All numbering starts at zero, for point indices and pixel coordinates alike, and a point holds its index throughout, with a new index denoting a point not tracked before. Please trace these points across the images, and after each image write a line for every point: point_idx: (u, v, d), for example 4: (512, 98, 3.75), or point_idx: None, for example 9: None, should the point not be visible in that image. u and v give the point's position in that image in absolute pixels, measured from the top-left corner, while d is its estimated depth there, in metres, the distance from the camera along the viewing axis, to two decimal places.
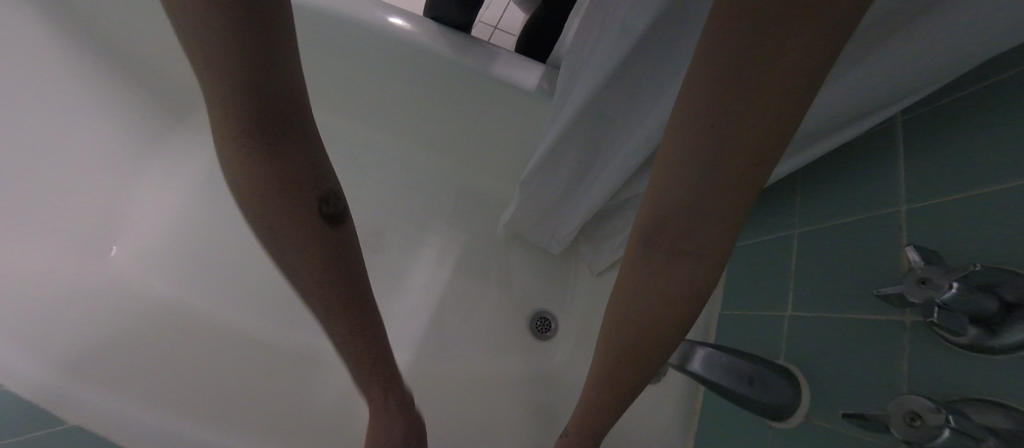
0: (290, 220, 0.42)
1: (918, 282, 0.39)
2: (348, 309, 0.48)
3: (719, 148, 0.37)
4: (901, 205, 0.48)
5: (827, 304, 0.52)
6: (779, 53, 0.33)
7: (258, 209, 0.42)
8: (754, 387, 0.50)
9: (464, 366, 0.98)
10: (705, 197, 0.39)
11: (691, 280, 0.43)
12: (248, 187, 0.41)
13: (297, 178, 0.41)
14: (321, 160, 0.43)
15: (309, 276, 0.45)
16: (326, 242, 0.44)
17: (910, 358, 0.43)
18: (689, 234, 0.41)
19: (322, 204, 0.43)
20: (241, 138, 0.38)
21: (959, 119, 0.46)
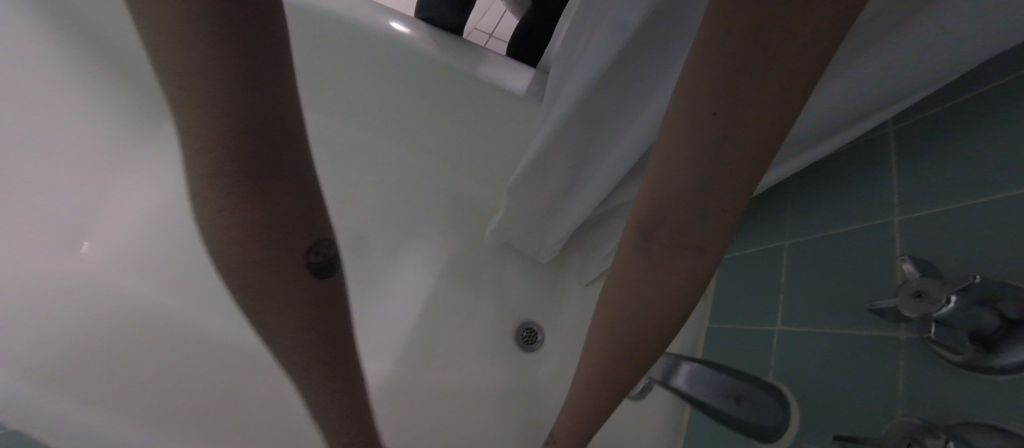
0: (270, 276, 0.32)
1: (913, 296, 0.36)
2: (333, 379, 0.38)
3: (716, 137, 0.32)
4: (896, 215, 0.46)
5: (819, 318, 0.50)
6: (782, 41, 0.28)
7: (228, 263, 0.32)
8: (741, 405, 0.46)
9: (445, 376, 0.95)
10: (700, 191, 0.34)
11: (685, 282, 0.38)
12: (220, 232, 0.30)
13: (284, 223, 0.31)
14: (316, 198, 0.33)
15: (284, 342, 0.35)
16: (312, 303, 0.34)
17: (902, 377, 0.40)
18: (683, 232, 0.36)
19: (309, 254, 0.34)
20: (214, 168, 0.28)
21: (956, 127, 0.44)
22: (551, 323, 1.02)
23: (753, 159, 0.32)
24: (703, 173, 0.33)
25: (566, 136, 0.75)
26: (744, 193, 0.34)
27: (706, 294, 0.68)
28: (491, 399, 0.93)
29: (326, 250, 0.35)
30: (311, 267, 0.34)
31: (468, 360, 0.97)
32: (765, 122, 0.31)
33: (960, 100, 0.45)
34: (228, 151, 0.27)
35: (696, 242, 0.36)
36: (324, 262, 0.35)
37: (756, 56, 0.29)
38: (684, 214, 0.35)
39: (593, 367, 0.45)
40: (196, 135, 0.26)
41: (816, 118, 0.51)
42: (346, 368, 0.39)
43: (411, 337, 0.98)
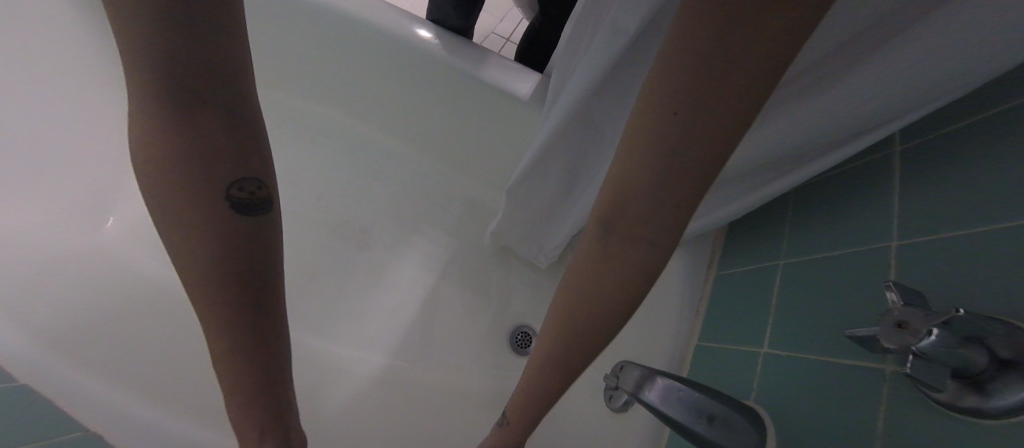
0: (189, 204, 0.32)
1: (894, 326, 0.34)
2: (245, 341, 0.36)
3: (679, 132, 0.31)
4: (892, 239, 0.44)
5: (806, 342, 0.47)
6: (754, 39, 0.28)
7: (152, 185, 0.32)
8: (714, 427, 0.44)
9: (437, 375, 0.94)
10: (661, 186, 0.33)
11: (639, 272, 0.37)
12: (144, 150, 0.31)
13: (210, 150, 0.32)
14: (254, 135, 0.34)
15: (194, 286, 0.34)
16: (231, 243, 0.33)
17: (885, 412, 0.38)
18: (640, 224, 0.35)
19: (233, 189, 0.33)
20: (144, 86, 0.29)
21: (959, 150, 0.42)
22: None
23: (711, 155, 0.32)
24: (664, 167, 0.33)
25: (562, 140, 0.74)
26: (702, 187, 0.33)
27: (699, 310, 0.67)
28: (481, 401, 0.92)
29: (256, 190, 0.35)
30: (233, 204, 0.34)
31: (460, 360, 0.96)
32: (727, 118, 0.31)
33: (969, 119, 0.42)
34: (156, 71, 0.28)
35: (653, 235, 0.35)
36: (252, 202, 0.34)
37: (721, 55, 0.29)
38: (643, 208, 0.35)
39: (546, 366, 0.43)
40: (126, 50, 0.28)
41: (810, 126, 0.50)
42: (264, 330, 0.36)
43: (405, 334, 0.98)
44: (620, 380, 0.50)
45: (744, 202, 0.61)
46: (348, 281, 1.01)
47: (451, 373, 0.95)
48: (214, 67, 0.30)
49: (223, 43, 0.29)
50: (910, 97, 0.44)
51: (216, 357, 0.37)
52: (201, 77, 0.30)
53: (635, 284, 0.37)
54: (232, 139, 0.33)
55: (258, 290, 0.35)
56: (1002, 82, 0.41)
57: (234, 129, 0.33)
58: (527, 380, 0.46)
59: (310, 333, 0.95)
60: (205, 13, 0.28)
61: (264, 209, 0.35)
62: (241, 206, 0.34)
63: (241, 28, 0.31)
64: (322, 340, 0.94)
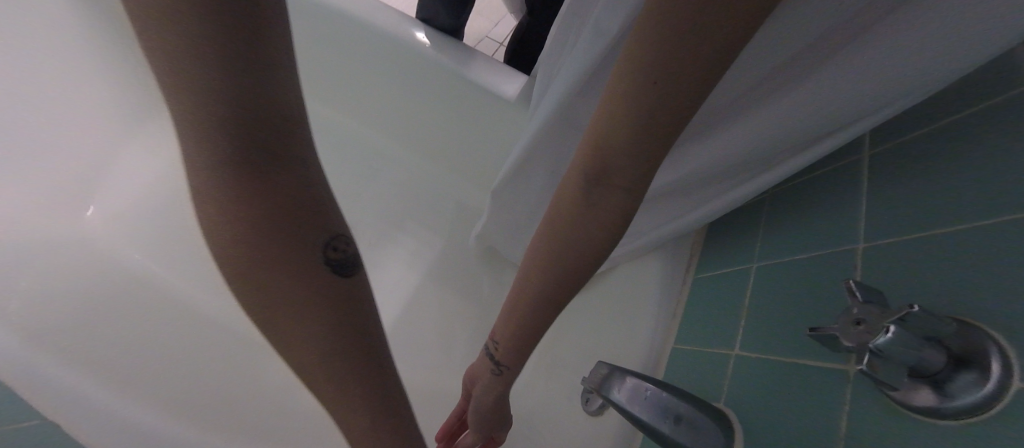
0: (290, 283, 0.31)
1: (852, 323, 0.34)
2: (374, 397, 0.36)
3: (653, 102, 0.36)
4: (860, 241, 0.44)
5: (775, 344, 0.47)
6: (718, 22, 0.32)
7: (248, 275, 0.30)
8: (680, 427, 0.43)
9: (417, 374, 0.93)
10: (638, 148, 0.39)
11: (618, 216, 0.43)
12: (234, 244, 0.29)
13: (302, 221, 0.30)
14: (326, 191, 0.32)
15: (319, 360, 0.34)
16: (339, 306, 0.33)
17: (849, 416, 0.38)
18: (617, 179, 0.41)
19: (328, 252, 0.32)
20: (217, 171, 0.27)
21: (926, 154, 0.42)
22: None
23: (677, 118, 0.37)
24: (639, 132, 0.38)
25: (544, 142, 0.74)
26: (668, 145, 0.39)
27: (674, 314, 0.66)
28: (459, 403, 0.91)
29: (346, 247, 0.34)
30: (331, 266, 0.33)
31: (440, 361, 0.95)
32: (691, 90, 0.36)
33: (938, 124, 0.43)
34: (232, 148, 0.26)
35: (627, 187, 0.41)
36: (345, 260, 0.34)
37: (691, 34, 0.33)
38: (620, 166, 0.40)
39: (534, 303, 0.50)
40: (198, 136, 0.25)
41: (778, 124, 0.52)
42: (385, 378, 0.37)
43: (387, 334, 0.97)
44: (590, 380, 0.50)
45: (719, 203, 0.62)
46: None
47: (431, 373, 0.93)
48: (289, 139, 0.28)
49: (287, 97, 0.28)
50: (874, 100, 0.45)
51: (347, 422, 0.37)
52: (279, 148, 0.28)
53: (614, 221, 0.44)
54: (317, 205, 0.31)
55: (373, 340, 0.36)
56: (970, 89, 0.41)
57: (313, 192, 0.31)
58: (515, 320, 0.52)
59: None
60: (261, 70, 0.26)
61: (354, 263, 0.35)
62: (336, 266, 0.33)
63: (293, 77, 0.28)
64: None
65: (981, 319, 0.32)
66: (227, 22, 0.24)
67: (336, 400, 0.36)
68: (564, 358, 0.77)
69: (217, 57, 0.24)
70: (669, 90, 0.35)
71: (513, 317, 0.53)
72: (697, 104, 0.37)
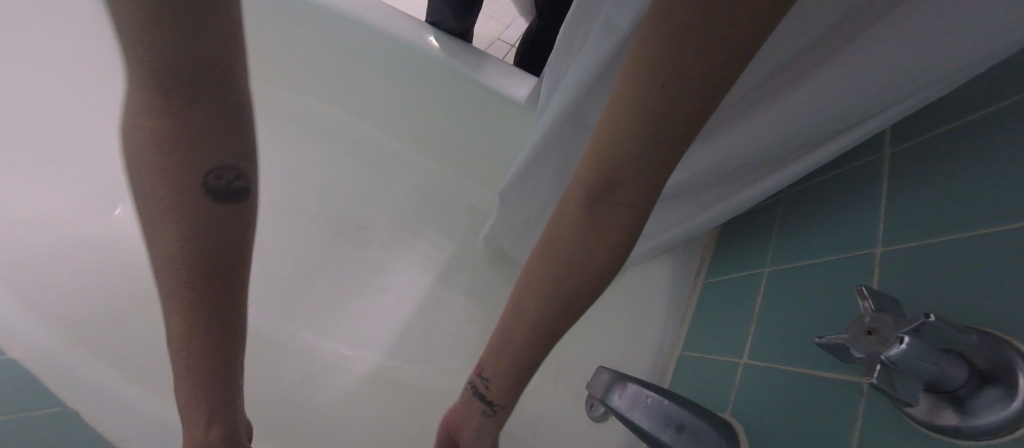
0: (167, 167, 0.37)
1: (864, 333, 0.31)
2: (195, 309, 0.39)
3: (660, 107, 0.34)
4: (879, 245, 0.41)
5: (786, 352, 0.45)
6: (730, 24, 0.31)
7: (141, 162, 0.38)
8: (683, 436, 0.41)
9: (428, 375, 0.93)
10: (643, 157, 0.37)
11: (623, 233, 0.40)
12: (138, 132, 0.37)
13: (197, 136, 0.37)
14: (240, 132, 0.40)
15: (171, 246, 0.38)
16: (206, 216, 0.39)
17: (862, 431, 0.35)
18: (623, 191, 0.39)
19: (212, 178, 0.39)
20: (139, 75, 0.35)
21: (951, 153, 0.39)
22: None
23: (686, 126, 0.35)
24: (644, 137, 0.36)
25: (552, 143, 0.73)
26: (676, 155, 0.37)
27: (683, 320, 0.64)
28: None
29: (234, 179, 0.40)
30: (212, 190, 0.39)
31: (451, 362, 0.94)
32: (702, 95, 0.34)
33: (963, 122, 0.40)
34: (154, 65, 0.34)
35: (633, 200, 0.39)
36: (228, 190, 0.40)
37: (704, 33, 0.31)
38: (627, 176, 0.38)
39: (527, 333, 0.45)
40: (131, 44, 0.33)
41: (800, 115, 0.50)
42: (220, 299, 0.40)
43: (398, 335, 0.97)
44: (588, 386, 0.48)
45: (732, 204, 0.60)
46: (345, 280, 1.02)
47: (442, 374, 0.93)
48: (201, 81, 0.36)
49: (219, 51, 0.35)
50: (906, 89, 0.43)
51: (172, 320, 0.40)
52: (189, 82, 0.35)
53: (617, 238, 0.41)
54: (218, 135, 0.38)
55: (221, 272, 0.40)
56: (995, 86, 0.39)
57: (217, 123, 0.38)
58: (506, 348, 0.47)
59: (304, 328, 0.96)
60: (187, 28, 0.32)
61: (239, 195, 0.41)
62: (215, 189, 0.39)
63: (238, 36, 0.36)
64: (315, 335, 0.95)
65: (1005, 331, 0.30)
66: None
67: (168, 299, 0.39)
68: (570, 362, 0.75)
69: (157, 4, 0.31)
70: (679, 94, 0.33)
71: (502, 345, 0.48)
72: (708, 113, 0.35)
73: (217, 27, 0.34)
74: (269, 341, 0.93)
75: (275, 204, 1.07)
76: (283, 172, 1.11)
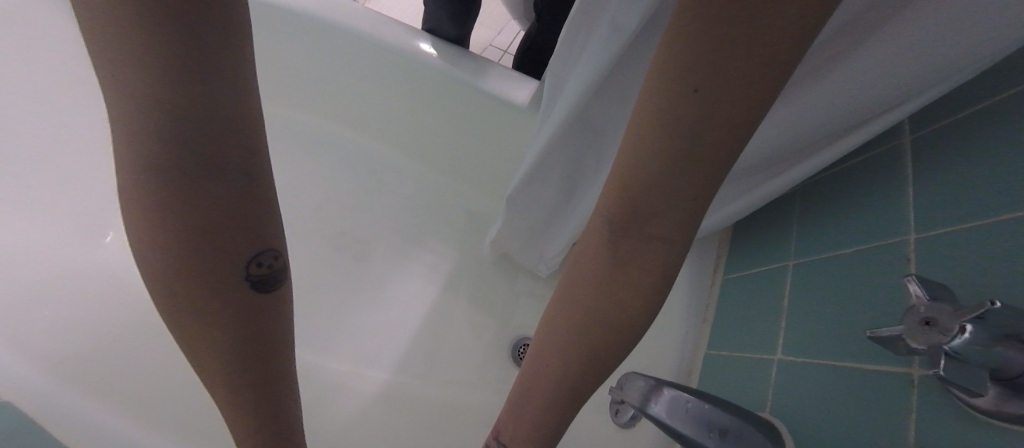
0: (193, 271, 0.30)
1: (920, 323, 0.30)
2: (249, 397, 0.35)
3: (689, 115, 0.30)
4: (910, 233, 0.41)
5: (823, 348, 0.44)
6: (767, 19, 0.27)
7: (160, 273, 0.30)
8: (727, 442, 0.40)
9: (439, 391, 0.91)
10: (677, 177, 0.31)
11: (655, 273, 0.34)
12: (150, 237, 0.29)
13: (228, 227, 0.30)
14: (271, 202, 0.33)
15: (212, 348, 0.33)
16: (246, 312, 0.33)
17: (916, 425, 0.34)
18: (651, 219, 0.33)
19: (250, 267, 0.32)
20: (144, 156, 0.27)
21: (977, 136, 0.39)
22: None
23: (722, 139, 0.30)
24: (672, 152, 0.31)
25: (560, 146, 0.72)
26: (713, 177, 0.32)
27: (705, 318, 0.64)
28: (484, 420, 0.88)
29: (273, 262, 0.34)
30: (251, 281, 0.33)
31: (463, 376, 0.92)
32: (740, 99, 0.29)
33: (978, 107, 0.40)
34: (164, 136, 0.27)
35: (665, 231, 0.33)
36: (269, 277, 0.34)
37: (737, 30, 0.28)
38: (655, 201, 0.33)
39: (549, 378, 0.40)
40: (139, 124, 0.26)
41: (823, 111, 0.48)
42: (275, 380, 0.36)
43: (408, 350, 0.95)
44: (623, 392, 0.46)
45: (751, 198, 0.59)
46: (350, 297, 0.99)
47: (454, 389, 0.91)
48: (224, 158, 0.29)
49: (236, 98, 0.28)
50: (928, 75, 0.42)
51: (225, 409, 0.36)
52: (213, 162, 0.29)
53: (649, 277, 0.34)
54: (252, 219, 0.32)
55: (275, 359, 0.36)
56: (1007, 70, 0.39)
57: (252, 204, 0.32)
58: (525, 389, 0.43)
59: (310, 348, 0.93)
60: (203, 88, 0.27)
61: (279, 277, 0.35)
62: (254, 278, 0.33)
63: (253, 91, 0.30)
64: (322, 357, 0.92)
65: None
66: (175, 45, 0.25)
67: (217, 391, 0.35)
68: None
69: (156, 46, 0.25)
70: (713, 101, 0.29)
71: (523, 384, 0.43)
72: (753, 123, 0.30)
73: (231, 85, 0.28)
74: None
75: None
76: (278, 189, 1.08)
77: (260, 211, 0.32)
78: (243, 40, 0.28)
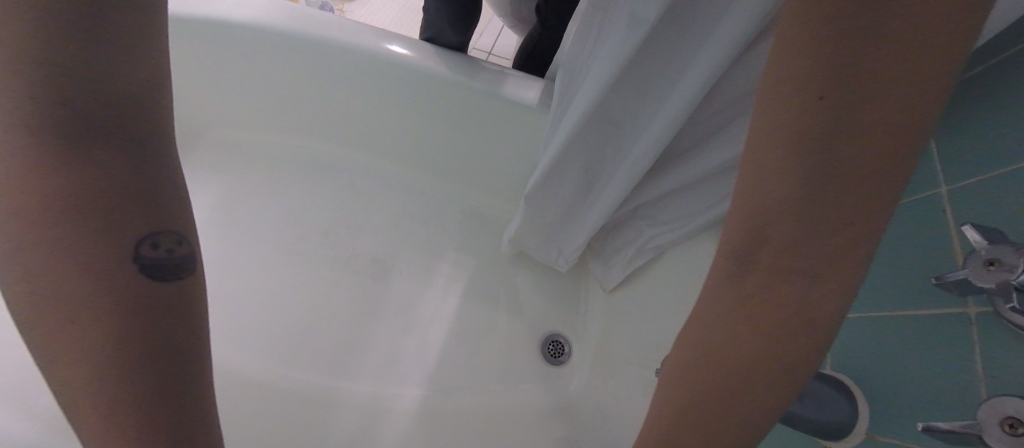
0: (60, 239, 0.28)
1: (984, 265, 0.34)
2: (143, 419, 0.29)
3: (822, 140, 0.29)
4: (942, 185, 0.45)
5: (878, 302, 0.47)
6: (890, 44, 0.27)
7: (28, 254, 0.28)
8: (804, 403, 0.43)
9: (478, 398, 0.92)
10: (818, 195, 0.29)
11: (807, 302, 0.30)
12: (5, 216, 0.28)
13: (105, 194, 0.29)
14: (169, 186, 0.33)
15: (78, 343, 0.28)
16: (134, 296, 0.30)
17: (984, 360, 0.37)
18: (785, 255, 0.31)
19: (142, 248, 0.31)
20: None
21: (988, 92, 0.43)
22: (576, 334, 1.00)
23: (866, 159, 0.28)
24: (806, 174, 0.29)
25: (581, 139, 0.72)
26: (869, 201, 0.29)
27: None
28: (527, 420, 0.91)
29: (174, 248, 0.32)
30: (143, 265, 0.31)
31: (499, 381, 0.94)
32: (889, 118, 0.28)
33: (982, 68, 0.44)
34: (26, 94, 0.27)
35: (807, 267, 0.30)
36: (168, 261, 0.32)
37: (865, 59, 0.28)
38: (789, 232, 0.30)
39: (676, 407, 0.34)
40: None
41: None
42: (182, 396, 0.30)
43: (439, 361, 0.95)
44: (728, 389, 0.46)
45: None
46: (371, 316, 0.98)
47: (493, 395, 0.92)
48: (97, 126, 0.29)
49: (122, 74, 0.29)
50: None
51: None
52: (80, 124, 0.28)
53: (804, 306, 0.30)
54: (136, 193, 0.31)
55: (182, 355, 0.31)
56: (1007, 34, 0.43)
57: (143, 183, 0.31)
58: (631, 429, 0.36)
59: (340, 375, 0.91)
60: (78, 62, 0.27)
61: (181, 269, 0.33)
62: (146, 263, 0.31)
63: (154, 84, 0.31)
64: (352, 382, 0.91)
65: None
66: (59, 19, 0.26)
67: (93, 419, 0.29)
68: None
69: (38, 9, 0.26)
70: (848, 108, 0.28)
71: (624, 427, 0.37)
72: (913, 155, 0.28)
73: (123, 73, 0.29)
74: (307, 397, 0.88)
75: (280, 253, 1.02)
76: (282, 217, 1.06)
77: (147, 189, 0.31)
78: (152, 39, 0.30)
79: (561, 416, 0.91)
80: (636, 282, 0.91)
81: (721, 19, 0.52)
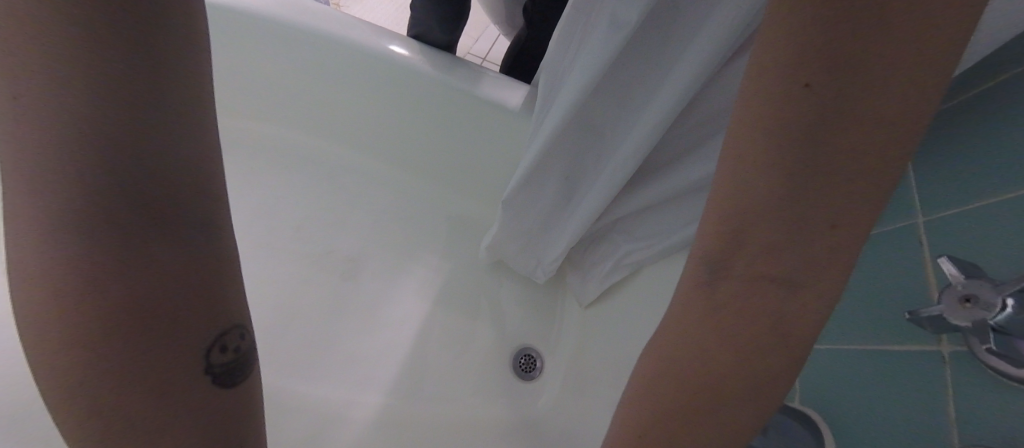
0: (120, 356, 0.23)
1: (960, 301, 0.32)
2: None
3: (806, 131, 0.26)
4: (919, 215, 0.43)
5: (850, 335, 0.45)
6: (881, 37, 0.24)
7: (80, 377, 0.22)
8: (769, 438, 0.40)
9: (441, 411, 0.88)
10: (795, 197, 0.27)
11: (790, 315, 0.28)
12: (56, 331, 0.22)
13: (177, 298, 0.24)
14: (232, 269, 0.27)
15: None
16: (202, 413, 0.25)
17: (956, 404, 0.35)
18: (763, 259, 0.28)
19: (211, 353, 0.26)
20: (51, 210, 0.21)
21: (975, 122, 0.41)
22: (549, 348, 0.97)
23: (853, 162, 0.26)
24: (786, 173, 0.27)
25: (561, 145, 0.70)
26: (854, 207, 0.26)
27: None
28: (490, 436, 0.87)
29: (239, 344, 0.27)
30: (212, 372, 0.26)
31: (464, 393, 0.90)
32: (879, 117, 0.25)
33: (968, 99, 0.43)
34: (93, 179, 0.22)
35: (784, 275, 0.28)
36: (236, 363, 0.27)
37: (857, 49, 0.25)
38: (768, 234, 0.28)
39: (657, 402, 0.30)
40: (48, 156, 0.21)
41: None
42: None
43: (403, 369, 0.91)
44: None
45: None
46: (338, 317, 0.94)
47: (456, 408, 0.89)
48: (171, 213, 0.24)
49: (189, 138, 0.24)
50: None
51: None
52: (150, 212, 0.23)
53: (785, 317, 0.28)
54: (206, 291, 0.25)
55: None
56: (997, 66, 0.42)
57: (213, 274, 0.26)
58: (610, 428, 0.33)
59: (298, 377, 0.87)
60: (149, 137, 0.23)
61: (245, 368, 0.28)
62: (214, 371, 0.26)
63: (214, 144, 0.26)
64: (310, 386, 0.87)
65: None
66: (127, 77, 0.22)
67: None
68: None
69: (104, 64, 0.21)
70: (827, 105, 0.26)
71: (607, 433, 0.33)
72: (906, 152, 0.25)
73: (186, 138, 0.24)
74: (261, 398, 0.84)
75: (248, 245, 0.98)
76: (254, 208, 1.03)
77: (217, 280, 0.26)
78: (204, 78, 0.25)
79: (524, 432, 0.88)
80: (611, 298, 0.88)
81: (703, 26, 0.50)
